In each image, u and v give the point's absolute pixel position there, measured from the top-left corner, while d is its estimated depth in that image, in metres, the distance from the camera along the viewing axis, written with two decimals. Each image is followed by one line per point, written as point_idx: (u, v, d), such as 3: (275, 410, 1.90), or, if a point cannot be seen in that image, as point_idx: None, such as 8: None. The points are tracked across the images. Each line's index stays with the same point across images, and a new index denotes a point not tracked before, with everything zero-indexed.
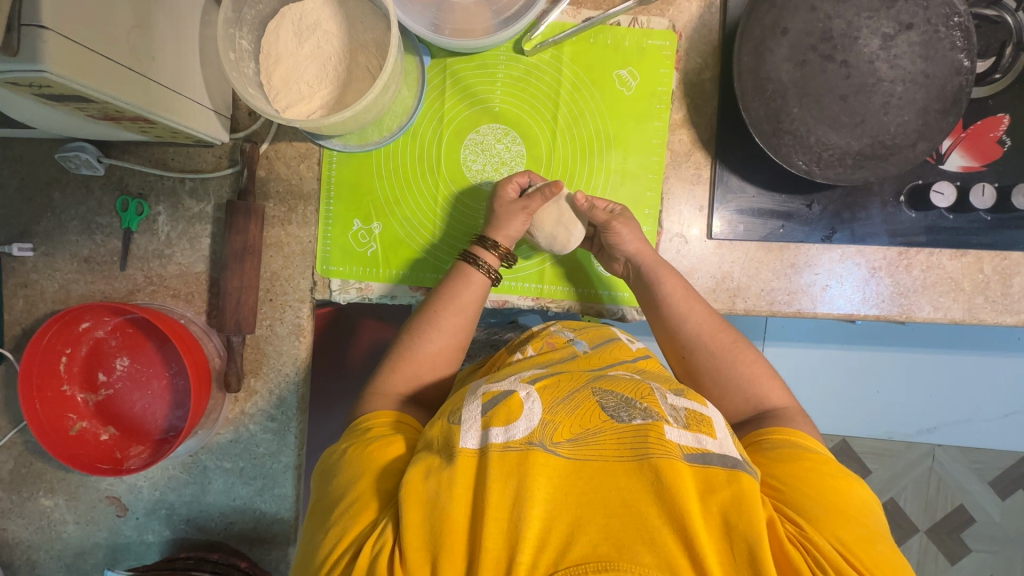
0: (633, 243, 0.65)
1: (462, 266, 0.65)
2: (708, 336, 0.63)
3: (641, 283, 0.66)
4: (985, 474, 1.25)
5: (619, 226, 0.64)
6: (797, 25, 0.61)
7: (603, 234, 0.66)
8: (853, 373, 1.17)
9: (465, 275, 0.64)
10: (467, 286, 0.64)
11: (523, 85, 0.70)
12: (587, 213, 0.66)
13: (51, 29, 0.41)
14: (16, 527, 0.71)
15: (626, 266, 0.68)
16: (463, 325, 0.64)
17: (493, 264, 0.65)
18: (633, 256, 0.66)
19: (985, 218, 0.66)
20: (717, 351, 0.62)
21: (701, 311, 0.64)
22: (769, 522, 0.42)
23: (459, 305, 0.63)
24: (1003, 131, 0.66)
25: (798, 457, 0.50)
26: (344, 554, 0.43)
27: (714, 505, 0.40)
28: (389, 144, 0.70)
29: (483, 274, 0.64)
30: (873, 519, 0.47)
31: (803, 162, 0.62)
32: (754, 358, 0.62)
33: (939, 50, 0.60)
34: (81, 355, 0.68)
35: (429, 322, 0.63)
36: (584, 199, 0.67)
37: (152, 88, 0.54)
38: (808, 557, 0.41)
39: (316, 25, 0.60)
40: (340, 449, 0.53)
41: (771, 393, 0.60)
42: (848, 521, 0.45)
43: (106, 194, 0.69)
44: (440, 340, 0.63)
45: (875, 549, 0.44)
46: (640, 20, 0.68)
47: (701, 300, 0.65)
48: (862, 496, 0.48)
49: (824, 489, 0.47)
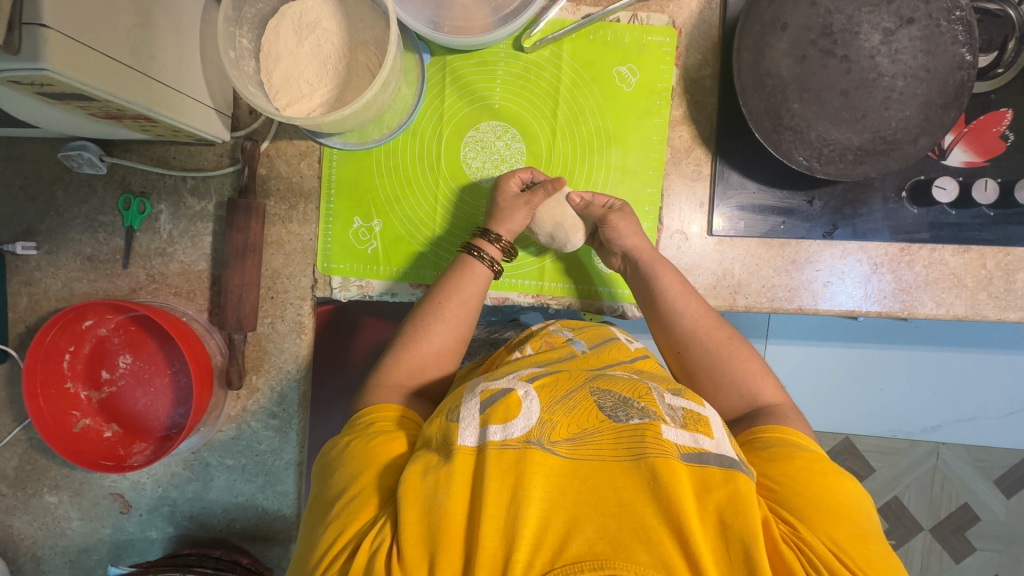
0: (632, 240, 0.65)
1: (465, 258, 0.65)
2: (704, 333, 0.63)
3: (640, 280, 0.66)
4: (990, 473, 1.24)
5: (617, 220, 0.65)
6: (797, 20, 0.61)
7: (601, 229, 0.66)
8: (856, 371, 1.17)
9: (467, 267, 0.65)
10: (470, 278, 0.64)
11: (523, 82, 0.70)
12: (584, 211, 0.68)
13: (52, 27, 0.42)
14: (21, 524, 0.71)
15: (623, 262, 0.68)
16: (466, 317, 0.64)
17: (496, 257, 0.66)
18: (632, 253, 0.66)
19: (989, 214, 0.66)
20: (712, 348, 0.62)
21: (698, 308, 0.64)
22: (764, 522, 0.42)
23: (463, 297, 0.64)
24: (1006, 126, 0.66)
25: (793, 456, 0.50)
26: (343, 551, 0.44)
27: (710, 505, 0.40)
28: (389, 141, 0.70)
29: (485, 266, 0.65)
30: (868, 520, 0.47)
31: (803, 157, 0.62)
32: (749, 354, 0.62)
33: (941, 45, 0.59)
34: (85, 353, 0.68)
35: (432, 315, 0.63)
36: (579, 197, 0.68)
37: (153, 87, 0.54)
38: (802, 557, 0.41)
39: (316, 23, 0.60)
40: (339, 445, 0.53)
41: (765, 390, 0.60)
42: (842, 521, 0.45)
43: (108, 192, 0.69)
44: (445, 332, 0.63)
45: (869, 549, 0.44)
46: (639, 16, 0.68)
47: (698, 297, 0.65)
48: (857, 496, 0.48)
49: (819, 489, 0.47)
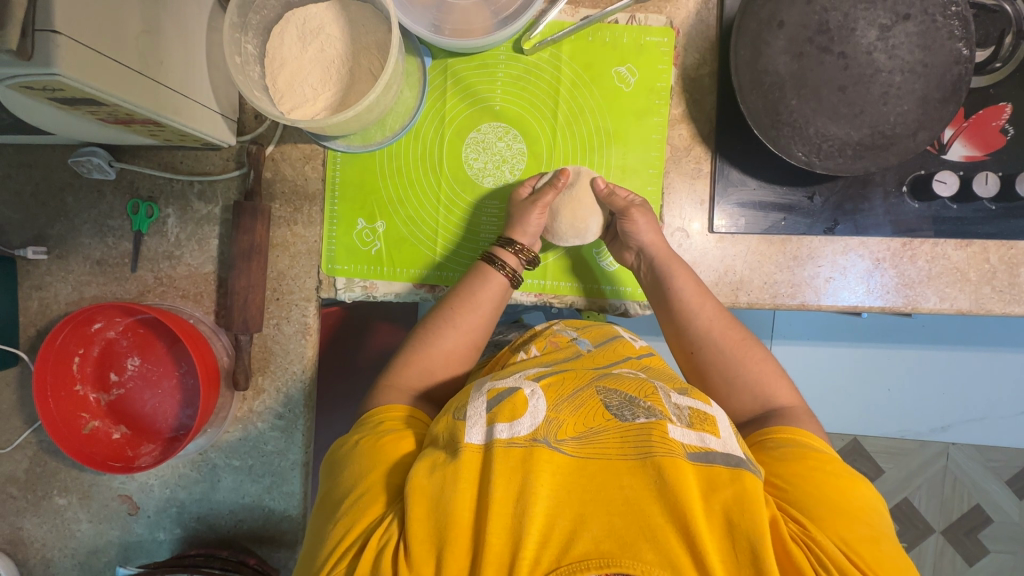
0: (647, 234, 0.65)
1: (484, 266, 0.66)
2: (718, 333, 0.63)
3: (653, 276, 0.66)
4: (1002, 473, 1.22)
5: (637, 214, 0.64)
6: (793, 18, 0.62)
7: (620, 221, 0.66)
8: (862, 371, 1.16)
9: (483, 275, 0.65)
10: (484, 285, 0.65)
11: (524, 84, 0.71)
12: (606, 198, 0.67)
13: (64, 33, 0.43)
14: (30, 526, 0.72)
15: (637, 258, 0.68)
16: (478, 325, 0.65)
17: (514, 267, 0.66)
18: (645, 247, 0.65)
19: (990, 207, 0.66)
20: (726, 349, 0.62)
21: (712, 308, 0.64)
22: (772, 521, 0.42)
23: (476, 303, 0.64)
24: (1005, 120, 0.66)
25: (804, 456, 0.50)
26: (351, 547, 0.44)
27: (717, 503, 0.40)
28: (392, 144, 0.71)
29: (504, 276, 0.65)
30: (877, 520, 0.47)
31: (803, 153, 0.62)
32: (763, 357, 0.62)
33: (938, 40, 0.60)
34: (94, 355, 0.69)
35: (445, 319, 0.64)
36: (603, 184, 0.68)
37: (161, 92, 0.55)
38: (810, 555, 0.41)
39: (320, 29, 0.61)
40: (347, 443, 0.54)
41: (776, 392, 0.60)
42: (851, 521, 0.45)
43: (117, 198, 0.70)
44: (455, 336, 0.64)
45: (879, 549, 0.44)
46: (637, 17, 0.69)
47: (712, 296, 0.65)
48: (867, 496, 0.48)
49: (829, 489, 0.47)
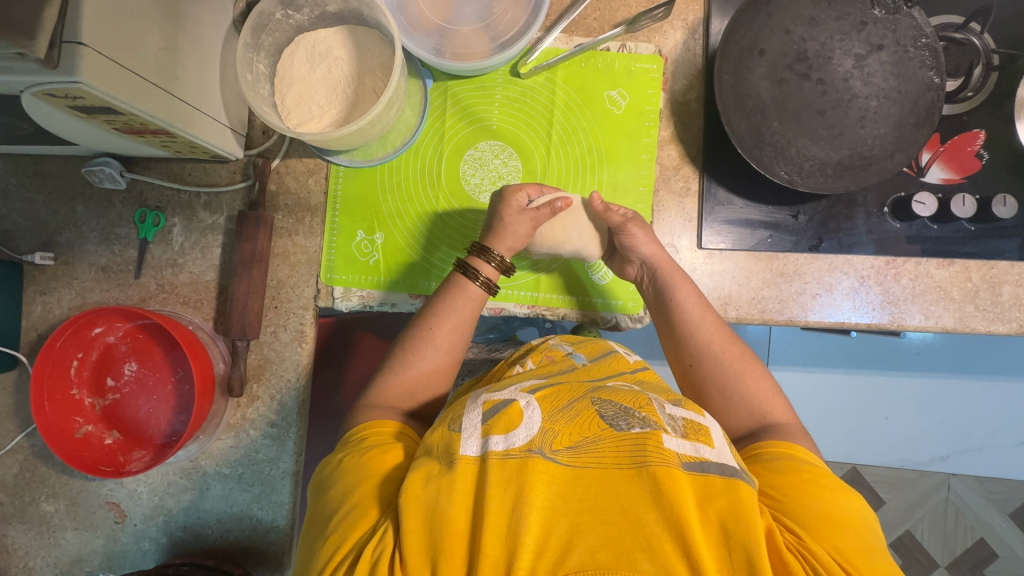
0: (645, 246, 0.66)
1: (459, 278, 0.66)
2: (718, 347, 0.64)
3: (656, 289, 0.67)
4: (1004, 506, 1.20)
5: (636, 228, 0.65)
6: (773, 47, 0.65)
7: (618, 236, 0.67)
8: (856, 398, 1.17)
9: (461, 289, 0.66)
10: (464, 301, 0.65)
11: (521, 105, 0.75)
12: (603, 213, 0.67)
13: (89, 45, 0.46)
14: (15, 534, 0.71)
15: (639, 270, 0.69)
16: (456, 342, 0.66)
17: (491, 278, 0.66)
18: (647, 260, 0.67)
19: (969, 228, 0.68)
20: (726, 363, 0.63)
21: (712, 321, 0.65)
22: (767, 531, 0.42)
23: (456, 320, 0.65)
24: (980, 145, 0.69)
25: (800, 470, 0.50)
26: (343, 561, 0.44)
27: (712, 512, 0.40)
28: (393, 161, 0.74)
29: (480, 287, 0.66)
30: (872, 534, 0.46)
31: (785, 171, 0.65)
32: (761, 373, 0.63)
33: (910, 68, 0.63)
34: (92, 360, 0.70)
35: (422, 339, 0.65)
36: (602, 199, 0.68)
37: (175, 104, 0.58)
38: (805, 564, 0.41)
39: (328, 52, 0.65)
40: (336, 460, 0.54)
41: (772, 409, 0.60)
42: (843, 532, 0.45)
43: (126, 207, 0.73)
44: (435, 356, 0.65)
45: (872, 560, 0.44)
46: (628, 45, 0.73)
47: (712, 310, 0.66)
48: (860, 508, 0.48)
49: (824, 500, 0.47)
